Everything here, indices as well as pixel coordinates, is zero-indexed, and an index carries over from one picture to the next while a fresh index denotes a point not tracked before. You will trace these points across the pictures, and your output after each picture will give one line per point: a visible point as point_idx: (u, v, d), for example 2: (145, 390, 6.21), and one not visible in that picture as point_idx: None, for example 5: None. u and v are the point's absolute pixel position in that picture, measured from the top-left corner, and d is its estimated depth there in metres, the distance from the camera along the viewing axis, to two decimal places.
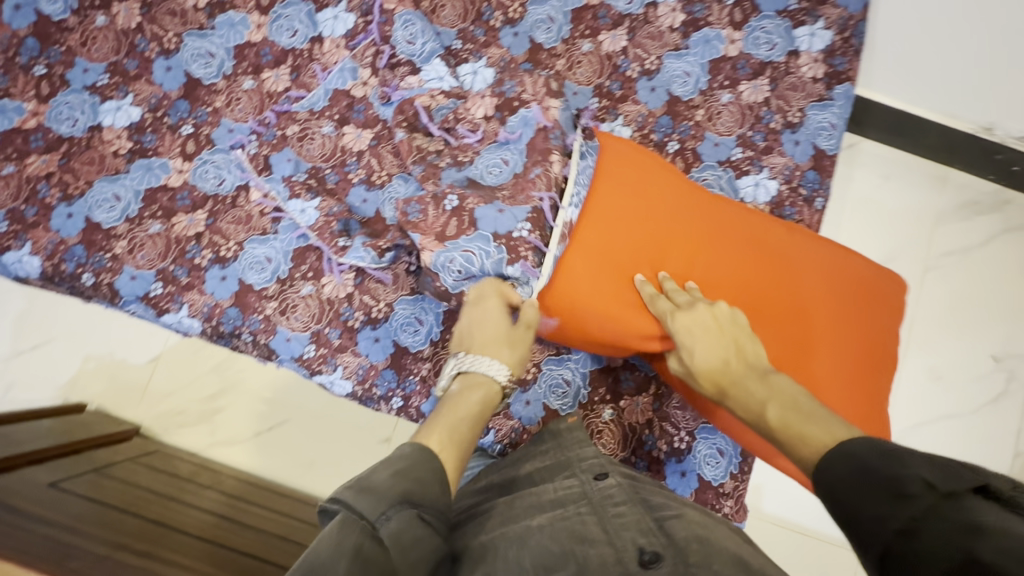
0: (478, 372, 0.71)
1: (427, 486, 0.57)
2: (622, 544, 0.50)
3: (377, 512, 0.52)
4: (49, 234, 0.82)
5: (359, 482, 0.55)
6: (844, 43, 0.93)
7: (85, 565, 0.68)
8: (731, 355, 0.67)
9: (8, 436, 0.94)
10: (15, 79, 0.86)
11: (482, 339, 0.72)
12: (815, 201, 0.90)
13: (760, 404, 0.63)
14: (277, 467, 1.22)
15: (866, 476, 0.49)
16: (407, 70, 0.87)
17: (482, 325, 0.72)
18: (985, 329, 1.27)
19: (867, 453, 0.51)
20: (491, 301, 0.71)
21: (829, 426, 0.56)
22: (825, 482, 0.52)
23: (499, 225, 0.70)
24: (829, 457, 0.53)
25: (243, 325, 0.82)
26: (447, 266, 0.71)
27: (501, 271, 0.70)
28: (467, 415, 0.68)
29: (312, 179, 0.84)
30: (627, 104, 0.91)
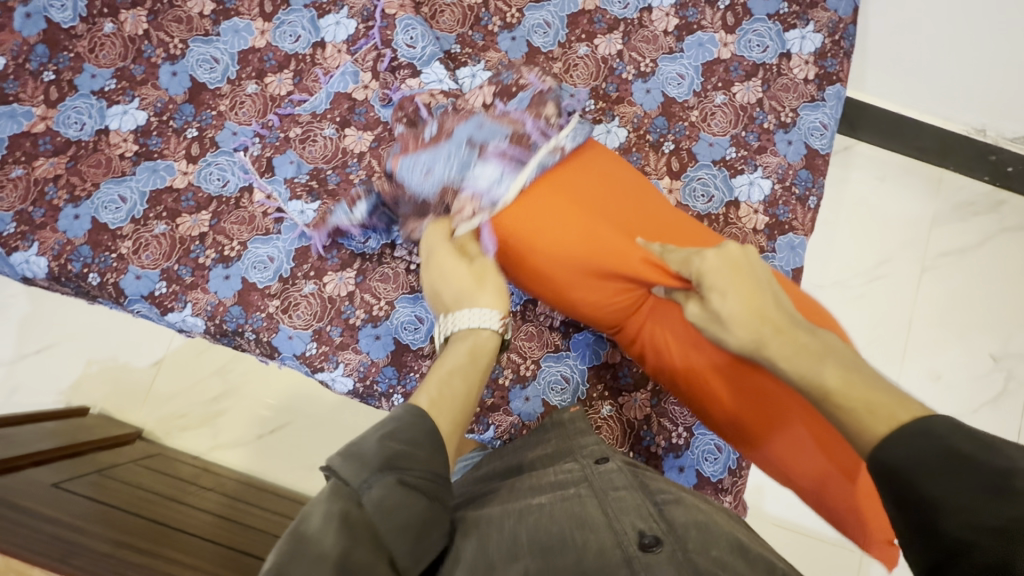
0: (460, 327, 0.70)
1: (415, 450, 0.52)
2: (621, 528, 0.51)
3: (358, 479, 0.48)
4: (56, 235, 0.83)
5: (347, 448, 0.50)
6: (835, 46, 0.95)
7: (87, 562, 0.68)
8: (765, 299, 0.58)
9: (12, 437, 0.95)
10: (25, 85, 0.88)
11: (457, 290, 0.72)
12: (808, 199, 0.91)
13: (815, 362, 0.52)
14: (278, 469, 1.23)
15: (955, 461, 0.42)
16: (407, 72, 0.89)
17: (457, 275, 0.72)
18: (983, 330, 1.28)
19: (950, 433, 0.43)
20: (440, 252, 0.73)
21: (897, 396, 0.47)
22: (898, 465, 0.44)
23: (476, 132, 0.73)
24: (904, 434, 0.44)
25: (246, 323, 0.83)
26: (412, 163, 0.74)
27: (472, 170, 0.71)
28: (456, 368, 0.65)
29: (313, 180, 0.87)
30: (622, 106, 0.93)
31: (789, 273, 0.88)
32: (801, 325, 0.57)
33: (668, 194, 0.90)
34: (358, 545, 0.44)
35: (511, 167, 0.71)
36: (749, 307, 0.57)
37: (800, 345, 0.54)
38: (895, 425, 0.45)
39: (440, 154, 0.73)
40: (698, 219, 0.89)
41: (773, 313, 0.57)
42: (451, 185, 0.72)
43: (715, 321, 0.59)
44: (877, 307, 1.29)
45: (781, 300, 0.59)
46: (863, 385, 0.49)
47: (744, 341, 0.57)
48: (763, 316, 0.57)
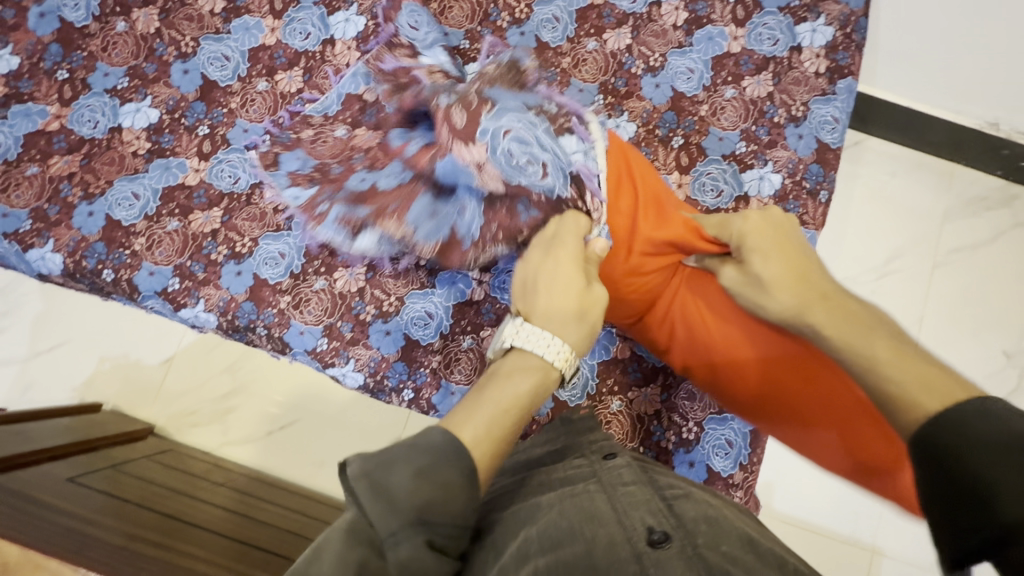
0: (533, 351, 0.62)
1: (450, 501, 0.48)
2: (630, 523, 0.50)
3: (385, 529, 0.45)
4: (71, 232, 0.84)
5: (375, 474, 0.48)
6: (846, 39, 0.94)
7: (102, 555, 0.69)
8: (808, 267, 0.62)
9: (27, 433, 0.96)
10: (39, 83, 0.89)
11: (544, 301, 0.64)
12: (819, 194, 0.90)
13: (861, 334, 0.54)
14: (289, 465, 1.24)
15: (1014, 447, 0.40)
16: (406, 52, 0.87)
17: (553, 283, 0.65)
18: (995, 326, 1.27)
19: (1011, 418, 0.42)
20: (562, 250, 0.66)
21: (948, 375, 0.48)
22: (949, 443, 0.43)
23: (528, 99, 0.77)
24: (958, 412, 0.44)
25: (258, 319, 0.84)
26: (512, 160, 0.71)
27: (560, 144, 0.74)
28: (513, 406, 0.58)
29: (316, 173, 0.84)
30: (631, 101, 0.93)
31: None
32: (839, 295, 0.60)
33: (678, 189, 0.90)
34: None
35: (586, 131, 0.76)
36: (790, 273, 0.61)
37: (845, 311, 0.57)
38: (950, 401, 0.45)
39: (523, 139, 0.72)
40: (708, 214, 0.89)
41: (817, 279, 0.61)
42: (569, 172, 0.72)
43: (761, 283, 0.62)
44: (887, 303, 1.28)
45: (823, 271, 0.63)
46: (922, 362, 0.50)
47: (790, 303, 0.60)
48: (805, 281, 0.61)
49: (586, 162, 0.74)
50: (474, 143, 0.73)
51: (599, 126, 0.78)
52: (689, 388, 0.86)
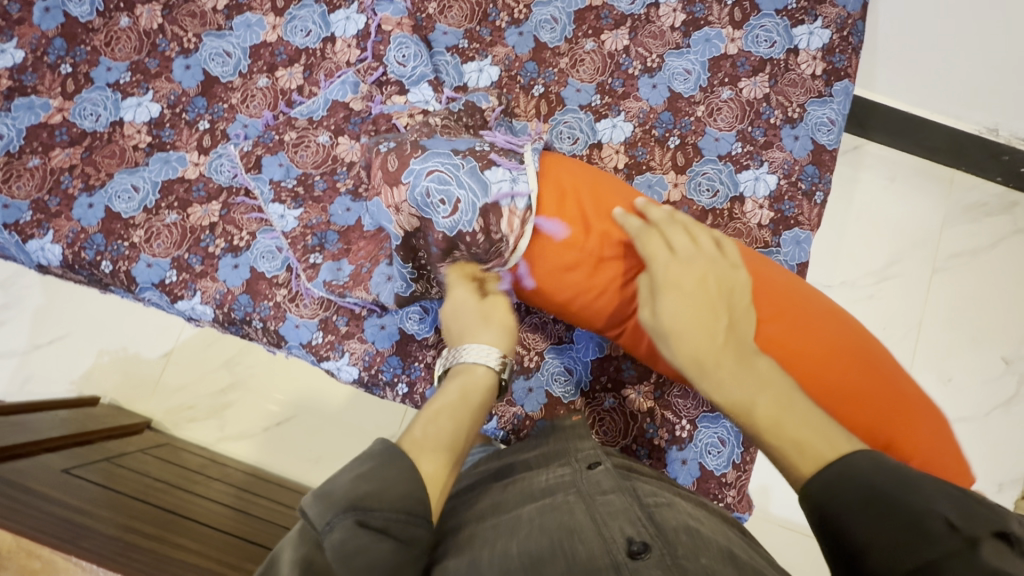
0: (460, 361, 0.71)
1: (386, 490, 0.51)
2: (611, 535, 0.51)
3: (321, 522, 0.48)
4: (71, 223, 0.85)
5: (321, 486, 0.52)
6: (843, 41, 0.95)
7: (95, 545, 0.70)
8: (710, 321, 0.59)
9: (23, 424, 0.96)
10: (43, 77, 0.90)
11: (458, 329, 0.74)
12: (814, 195, 0.91)
13: (747, 396, 0.54)
14: (285, 461, 1.24)
15: (874, 501, 0.45)
16: (395, 89, 0.90)
17: (458, 312, 0.74)
18: (996, 333, 1.26)
19: (871, 474, 0.47)
20: (455, 286, 0.74)
21: (824, 431, 0.51)
22: (820, 505, 0.48)
23: (454, 145, 0.70)
24: (828, 473, 0.48)
25: (254, 312, 0.84)
26: (430, 202, 0.67)
27: (481, 179, 0.67)
28: (446, 407, 0.64)
29: (300, 185, 0.88)
30: (628, 101, 0.93)
31: (795, 267, 0.88)
32: (746, 346, 0.58)
33: (673, 188, 0.90)
34: None
35: (516, 162, 0.70)
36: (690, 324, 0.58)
37: (741, 376, 0.55)
38: (821, 464, 0.49)
39: (445, 179, 0.66)
40: (703, 214, 0.89)
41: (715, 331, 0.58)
42: (486, 206, 0.66)
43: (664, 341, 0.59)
44: (885, 307, 1.28)
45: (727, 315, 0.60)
46: (798, 424, 0.51)
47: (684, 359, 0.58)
48: (707, 336, 0.58)
49: (515, 190, 0.68)
50: (399, 186, 0.68)
51: (532, 152, 0.72)
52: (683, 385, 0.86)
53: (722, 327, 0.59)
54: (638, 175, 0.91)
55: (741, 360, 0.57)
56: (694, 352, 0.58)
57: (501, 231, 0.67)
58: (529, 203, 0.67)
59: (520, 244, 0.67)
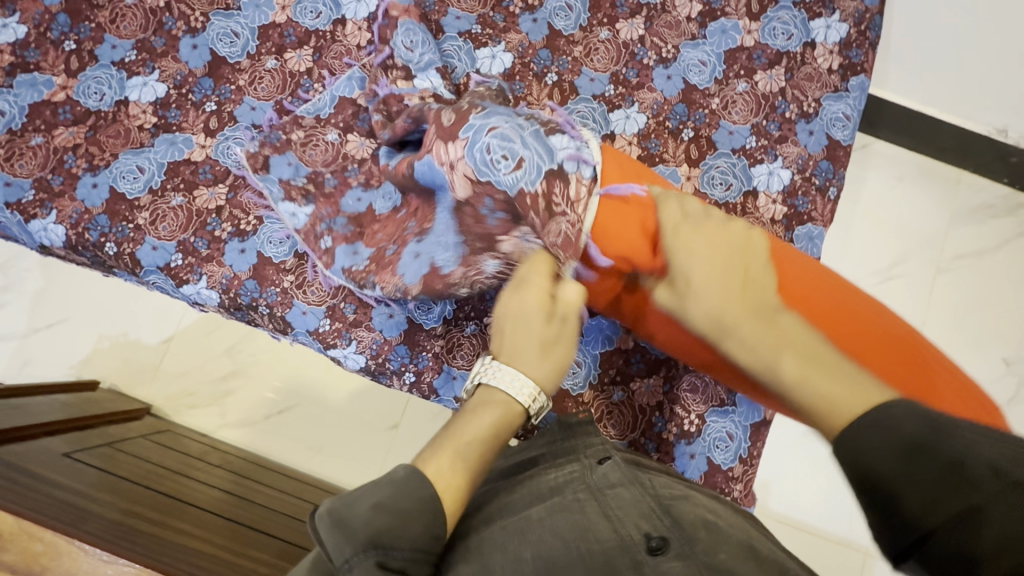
0: (497, 386, 0.62)
1: (406, 525, 0.50)
2: (626, 532, 0.51)
3: (340, 557, 0.48)
4: (74, 204, 0.83)
5: (337, 510, 0.50)
6: (860, 36, 0.94)
7: (97, 529, 0.69)
8: (730, 282, 0.58)
9: (23, 407, 0.95)
10: (46, 53, 0.88)
11: (511, 342, 0.64)
12: (828, 190, 0.90)
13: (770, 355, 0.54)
14: (286, 449, 1.23)
15: (905, 450, 0.40)
16: (401, 74, 0.86)
17: (522, 321, 0.64)
18: (999, 334, 1.26)
19: (903, 419, 0.41)
20: (534, 288, 0.64)
21: (847, 379, 0.48)
22: (849, 457, 0.42)
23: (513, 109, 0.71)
24: (855, 423, 0.43)
25: (260, 298, 0.83)
26: (490, 158, 0.65)
27: (546, 143, 0.67)
28: (483, 440, 0.58)
29: (310, 183, 0.85)
30: (643, 92, 0.92)
31: None
32: (767, 303, 0.57)
33: (686, 181, 0.89)
34: None
35: (579, 130, 0.70)
36: (714, 287, 0.58)
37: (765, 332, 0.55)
38: (848, 415, 0.45)
39: (508, 136, 0.65)
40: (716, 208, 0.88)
41: (736, 289, 0.58)
42: (550, 169, 0.66)
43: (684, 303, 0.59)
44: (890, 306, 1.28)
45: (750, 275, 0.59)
46: (822, 375, 0.49)
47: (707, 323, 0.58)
48: (723, 295, 0.57)
49: (579, 158, 0.67)
50: (456, 142, 0.67)
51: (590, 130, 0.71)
52: (691, 379, 0.86)
53: (740, 285, 0.58)
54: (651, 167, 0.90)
55: (758, 315, 0.56)
56: (714, 311, 0.58)
57: (568, 194, 0.66)
58: (595, 174, 0.67)
59: (586, 216, 0.66)
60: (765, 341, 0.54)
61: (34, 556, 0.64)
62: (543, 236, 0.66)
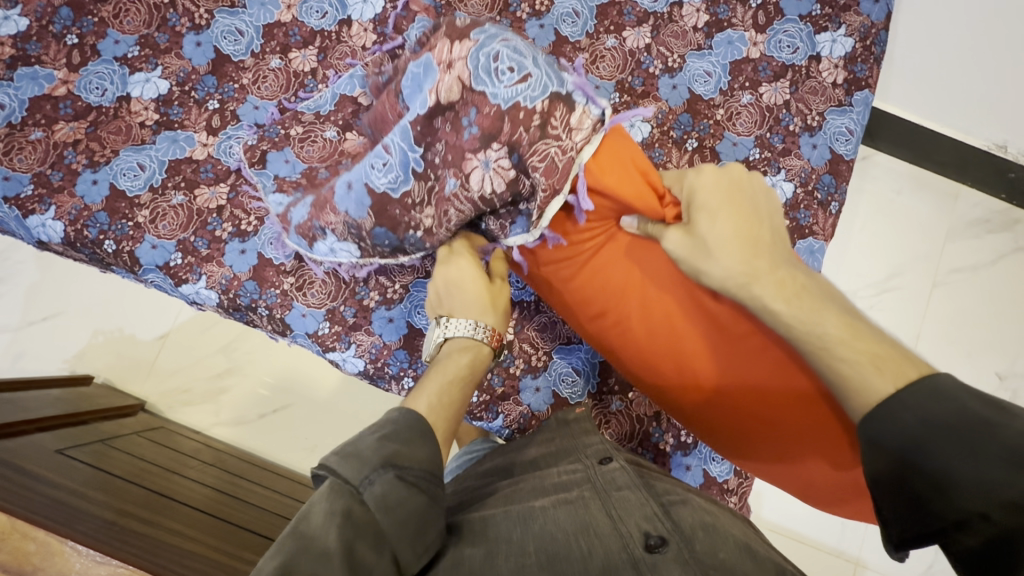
0: (460, 335, 0.69)
1: (416, 446, 0.54)
2: (626, 529, 0.52)
3: (360, 476, 0.49)
4: (73, 200, 0.82)
5: (345, 447, 0.52)
6: (865, 51, 0.94)
7: (90, 528, 0.68)
8: (760, 234, 0.53)
9: (15, 402, 0.94)
10: (47, 47, 0.87)
11: (463, 302, 0.71)
12: (829, 205, 0.91)
13: (813, 312, 0.50)
14: (280, 449, 1.23)
15: (973, 430, 0.43)
16: None
17: (461, 282, 0.70)
18: (992, 349, 1.27)
19: (964, 397, 0.44)
20: (463, 255, 0.71)
21: (894, 357, 0.47)
22: (903, 432, 0.45)
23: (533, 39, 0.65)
24: (915, 393, 0.45)
25: (260, 299, 0.83)
26: (495, 66, 0.60)
27: (559, 75, 0.61)
28: (458, 377, 0.66)
29: (304, 178, 0.84)
30: (647, 101, 0.92)
31: None
32: (796, 264, 0.54)
33: None
34: (364, 543, 0.46)
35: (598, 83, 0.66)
36: (741, 236, 0.53)
37: (797, 286, 0.51)
38: (903, 381, 0.46)
39: (520, 50, 0.60)
40: None
41: (766, 242, 0.53)
42: (557, 92, 0.60)
43: (709, 249, 0.54)
44: (886, 319, 1.28)
45: (779, 232, 0.55)
46: (864, 335, 0.48)
47: (737, 271, 0.52)
48: (757, 243, 0.53)
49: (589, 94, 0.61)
50: (464, 42, 0.61)
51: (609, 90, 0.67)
52: None
53: (772, 235, 0.54)
54: None
55: (790, 266, 0.53)
56: (751, 264, 0.52)
57: (569, 122, 0.60)
58: (603, 113, 0.60)
59: (586, 147, 0.60)
60: (813, 297, 0.51)
61: (26, 556, 0.64)
62: (525, 154, 0.60)
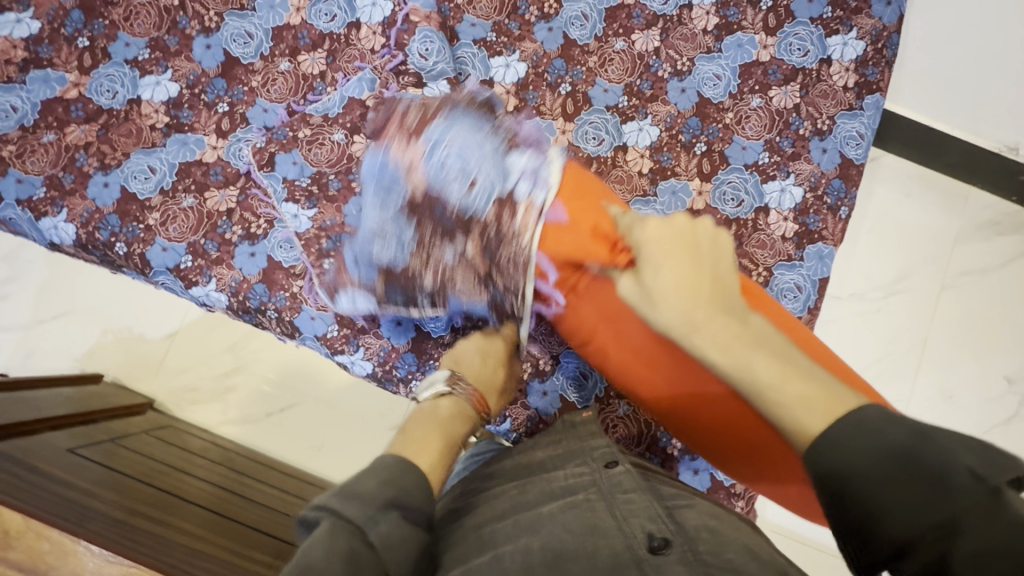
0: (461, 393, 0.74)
1: (412, 488, 0.56)
2: (632, 530, 0.51)
3: (365, 515, 0.50)
4: (85, 202, 0.83)
5: (343, 487, 0.53)
6: (877, 53, 0.94)
7: (102, 528, 0.69)
8: (700, 279, 0.51)
9: (27, 401, 0.96)
10: (59, 50, 0.88)
11: (477, 374, 0.77)
12: (839, 209, 0.90)
13: (747, 356, 0.47)
14: (287, 449, 1.24)
15: (899, 459, 0.41)
16: (411, 81, 0.87)
17: (484, 359, 0.78)
18: (1001, 353, 1.26)
19: (886, 425, 0.43)
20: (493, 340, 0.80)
21: (830, 388, 0.46)
22: (835, 465, 0.42)
23: (479, 119, 0.71)
24: (844, 429, 0.43)
25: (269, 302, 0.83)
26: (444, 173, 0.67)
27: (503, 168, 0.67)
28: (455, 437, 0.69)
29: (314, 185, 0.86)
30: (656, 104, 0.92)
31: (816, 282, 0.88)
32: (739, 306, 0.52)
33: (697, 196, 0.89)
34: None
35: (541, 150, 0.70)
36: (682, 282, 0.51)
37: (739, 330, 0.49)
38: (833, 418, 0.43)
39: (464, 154, 0.67)
40: (726, 224, 0.88)
41: (707, 286, 0.51)
42: (502, 193, 0.67)
43: (648, 302, 0.52)
44: (893, 321, 1.28)
45: (723, 275, 0.53)
46: (799, 378, 0.46)
47: (676, 321, 0.50)
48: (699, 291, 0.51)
49: (534, 179, 0.67)
50: (416, 149, 0.69)
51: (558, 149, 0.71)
52: None
53: (711, 280, 0.52)
54: (662, 180, 0.89)
55: (732, 312, 0.51)
56: (688, 314, 0.50)
57: (513, 223, 0.66)
58: (545, 202, 0.66)
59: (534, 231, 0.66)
60: (751, 339, 0.48)
61: (40, 555, 0.65)
62: (488, 253, 0.68)
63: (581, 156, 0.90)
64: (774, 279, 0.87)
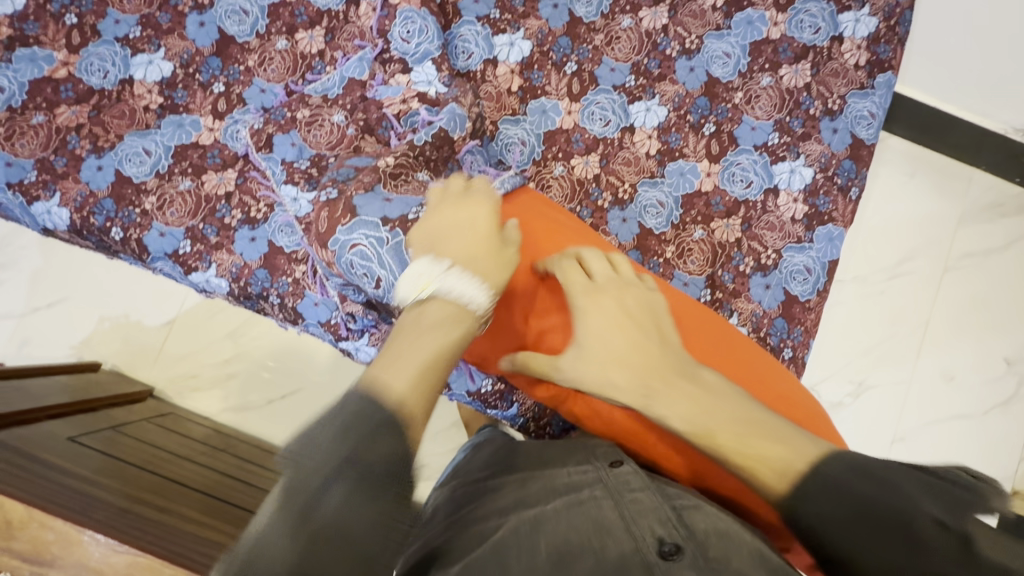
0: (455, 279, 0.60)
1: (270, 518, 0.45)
2: (640, 533, 0.50)
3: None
4: (79, 186, 0.80)
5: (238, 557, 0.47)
6: (889, 31, 0.92)
7: (107, 516, 0.68)
8: (643, 343, 0.59)
9: (24, 390, 0.94)
10: (46, 27, 0.84)
11: (465, 236, 0.63)
12: (849, 190, 0.89)
13: (702, 419, 0.54)
14: (289, 435, 1.23)
15: (861, 513, 0.46)
16: (398, 68, 0.82)
17: (472, 221, 0.64)
18: (1002, 335, 1.26)
19: (851, 482, 0.48)
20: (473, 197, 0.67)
21: (793, 446, 0.51)
22: (807, 521, 0.48)
23: (387, 211, 0.67)
24: (811, 491, 0.48)
25: (271, 287, 0.82)
26: (354, 272, 0.67)
27: (403, 260, 0.65)
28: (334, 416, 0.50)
29: (313, 167, 0.81)
30: (664, 84, 0.90)
31: (825, 264, 0.87)
32: (684, 361, 0.58)
33: (705, 177, 0.88)
34: None
35: None
36: (629, 352, 0.58)
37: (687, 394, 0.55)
38: (794, 480, 0.49)
39: (367, 255, 0.65)
40: (734, 206, 0.87)
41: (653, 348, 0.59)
42: None
43: (599, 371, 0.58)
44: (895, 303, 1.27)
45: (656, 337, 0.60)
46: (758, 435, 0.52)
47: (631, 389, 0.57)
48: (644, 356, 0.58)
49: None
50: (327, 250, 0.68)
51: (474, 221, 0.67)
52: None
53: (656, 344, 0.59)
54: (670, 162, 0.88)
55: (679, 375, 0.57)
56: (640, 382, 0.57)
57: None
58: None
59: None
60: (702, 397, 0.55)
61: (45, 544, 0.63)
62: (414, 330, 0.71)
63: (588, 137, 0.87)
64: (783, 261, 0.86)
